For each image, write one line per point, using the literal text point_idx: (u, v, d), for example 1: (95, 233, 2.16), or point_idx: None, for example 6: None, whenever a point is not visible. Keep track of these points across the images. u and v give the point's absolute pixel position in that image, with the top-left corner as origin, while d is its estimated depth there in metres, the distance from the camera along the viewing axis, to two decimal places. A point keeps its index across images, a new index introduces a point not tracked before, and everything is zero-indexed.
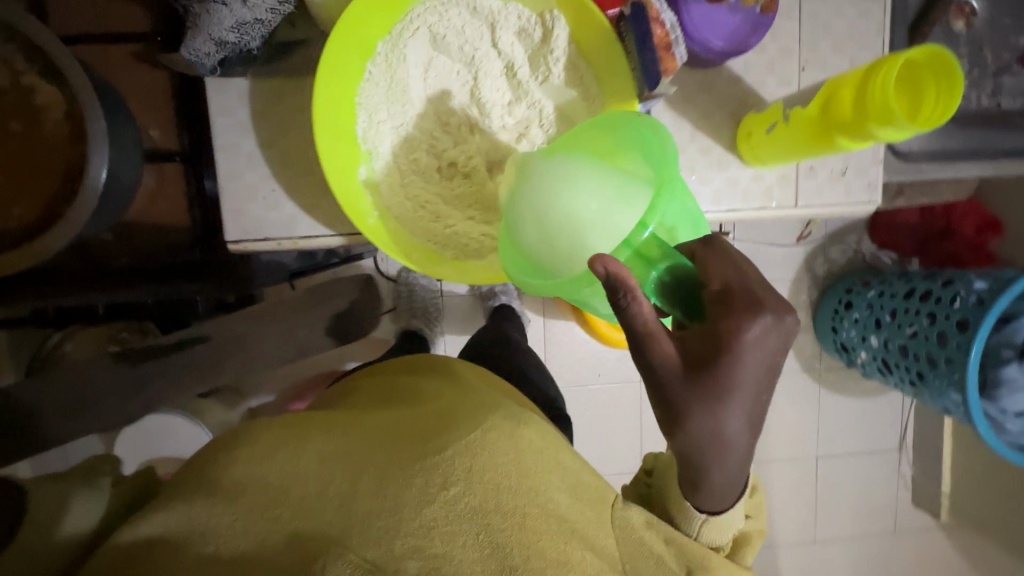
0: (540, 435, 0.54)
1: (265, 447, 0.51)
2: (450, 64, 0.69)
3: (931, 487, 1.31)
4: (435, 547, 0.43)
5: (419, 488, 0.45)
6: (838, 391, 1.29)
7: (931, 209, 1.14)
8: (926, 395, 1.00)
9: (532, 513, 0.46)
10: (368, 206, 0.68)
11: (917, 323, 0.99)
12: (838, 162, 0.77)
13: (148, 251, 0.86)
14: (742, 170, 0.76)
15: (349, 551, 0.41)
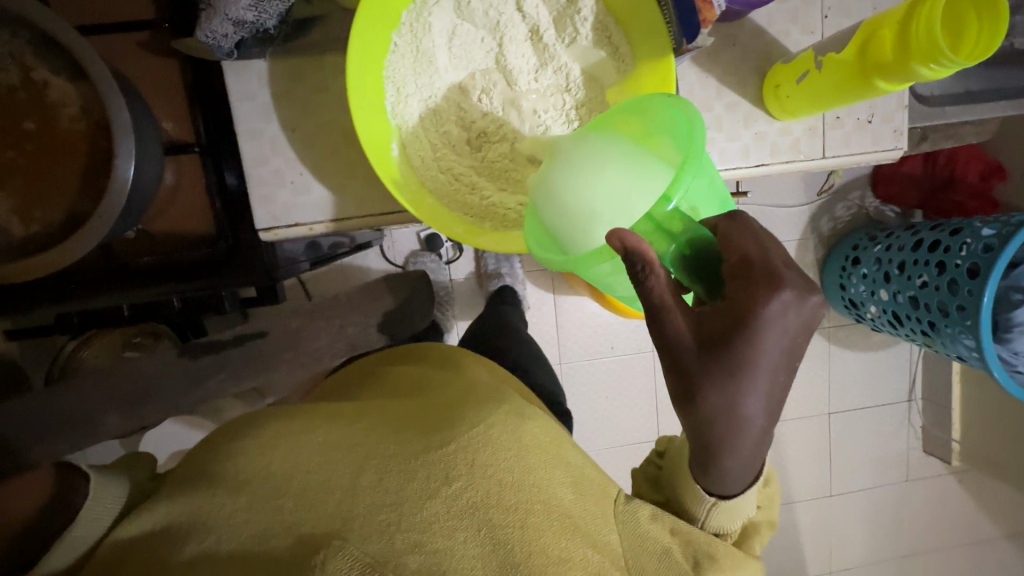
0: (545, 432, 0.55)
1: (266, 444, 0.52)
2: (474, 32, 0.60)
3: (943, 438, 1.31)
4: (436, 543, 0.43)
5: (422, 481, 0.46)
6: (848, 347, 1.28)
7: (934, 160, 1.11)
8: (937, 344, 0.99)
9: (533, 508, 0.47)
10: (404, 180, 0.59)
11: (925, 273, 0.98)
12: (865, 109, 0.65)
13: (172, 247, 0.68)
14: (770, 125, 0.65)
15: (349, 545, 0.41)
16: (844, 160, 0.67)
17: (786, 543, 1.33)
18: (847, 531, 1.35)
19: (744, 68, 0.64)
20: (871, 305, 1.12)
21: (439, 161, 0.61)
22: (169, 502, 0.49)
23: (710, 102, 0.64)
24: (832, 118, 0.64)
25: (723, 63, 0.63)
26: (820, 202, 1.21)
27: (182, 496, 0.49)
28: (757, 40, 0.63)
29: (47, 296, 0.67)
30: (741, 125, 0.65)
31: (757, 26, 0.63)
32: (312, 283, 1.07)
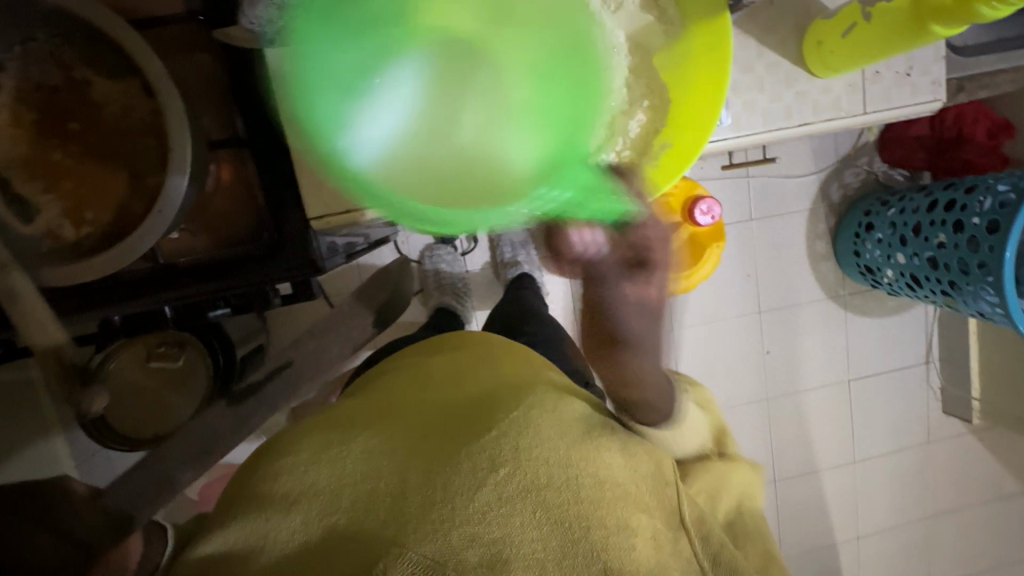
0: (575, 405, 0.54)
1: (312, 454, 0.52)
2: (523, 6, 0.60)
3: (962, 398, 1.32)
4: (493, 534, 0.44)
5: (468, 472, 0.47)
6: (864, 313, 1.28)
7: (942, 120, 1.09)
8: (958, 302, 0.99)
9: (589, 486, 0.47)
10: None
11: (943, 233, 0.98)
12: (903, 62, 0.63)
13: (217, 242, 0.65)
14: (811, 86, 0.63)
15: (406, 550, 0.43)
16: (880, 116, 0.65)
17: (814, 512, 1.33)
18: (873, 497, 1.36)
19: (781, 27, 0.62)
20: (888, 269, 1.11)
21: None
22: (231, 523, 0.49)
23: (751, 63, 0.62)
24: (872, 73, 0.63)
25: (751, 22, 0.62)
26: (830, 168, 1.20)
27: (238, 518, 0.49)
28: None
29: (83, 298, 0.62)
30: (782, 86, 0.63)
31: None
32: (328, 284, 1.06)
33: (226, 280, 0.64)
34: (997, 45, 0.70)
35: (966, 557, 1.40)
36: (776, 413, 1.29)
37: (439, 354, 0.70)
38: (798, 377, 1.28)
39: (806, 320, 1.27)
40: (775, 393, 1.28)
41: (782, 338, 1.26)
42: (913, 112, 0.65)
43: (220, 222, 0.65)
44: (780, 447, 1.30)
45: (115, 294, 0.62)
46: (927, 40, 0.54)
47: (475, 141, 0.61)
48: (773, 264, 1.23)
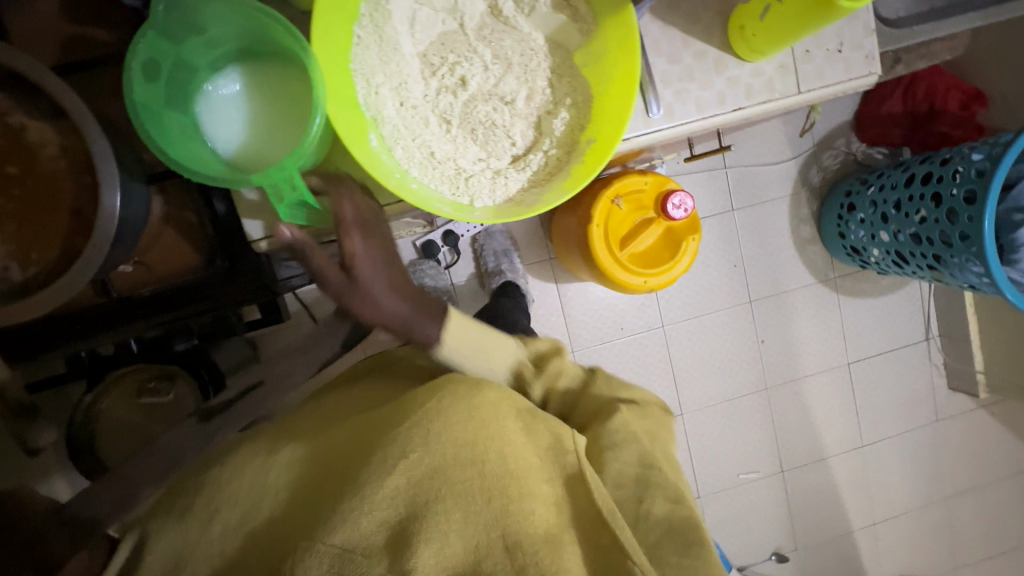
0: (464, 393, 0.58)
1: (238, 462, 0.58)
2: (436, 16, 0.59)
3: (966, 372, 1.29)
4: (404, 522, 0.50)
5: (379, 462, 0.52)
6: (857, 294, 1.27)
7: (913, 96, 1.09)
8: (946, 276, 0.98)
9: (488, 455, 0.53)
10: (389, 168, 0.55)
11: (923, 208, 0.97)
12: (830, 37, 0.64)
13: (176, 272, 0.66)
14: (740, 69, 0.64)
15: (318, 542, 0.48)
16: (817, 92, 0.66)
17: (826, 501, 1.31)
18: (885, 480, 1.33)
19: (705, 15, 0.63)
20: (874, 248, 1.11)
21: (417, 142, 0.59)
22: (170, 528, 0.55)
23: (679, 54, 0.63)
24: (802, 51, 0.64)
25: (677, 12, 0.62)
26: (807, 153, 1.20)
27: (167, 528, 0.55)
28: None
29: (55, 339, 0.65)
30: (711, 73, 0.64)
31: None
32: (315, 308, 1.08)
33: (186, 306, 0.67)
34: (928, 15, 0.70)
35: (992, 535, 1.37)
36: (776, 403, 1.28)
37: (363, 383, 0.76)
38: (794, 365, 1.27)
39: (797, 306, 1.26)
40: (774, 381, 1.27)
41: (775, 326, 1.25)
42: (852, 87, 0.66)
43: (172, 253, 0.65)
44: (784, 437, 1.29)
45: (87, 331, 0.66)
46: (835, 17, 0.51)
47: (282, 120, 0.56)
48: (759, 255, 1.22)
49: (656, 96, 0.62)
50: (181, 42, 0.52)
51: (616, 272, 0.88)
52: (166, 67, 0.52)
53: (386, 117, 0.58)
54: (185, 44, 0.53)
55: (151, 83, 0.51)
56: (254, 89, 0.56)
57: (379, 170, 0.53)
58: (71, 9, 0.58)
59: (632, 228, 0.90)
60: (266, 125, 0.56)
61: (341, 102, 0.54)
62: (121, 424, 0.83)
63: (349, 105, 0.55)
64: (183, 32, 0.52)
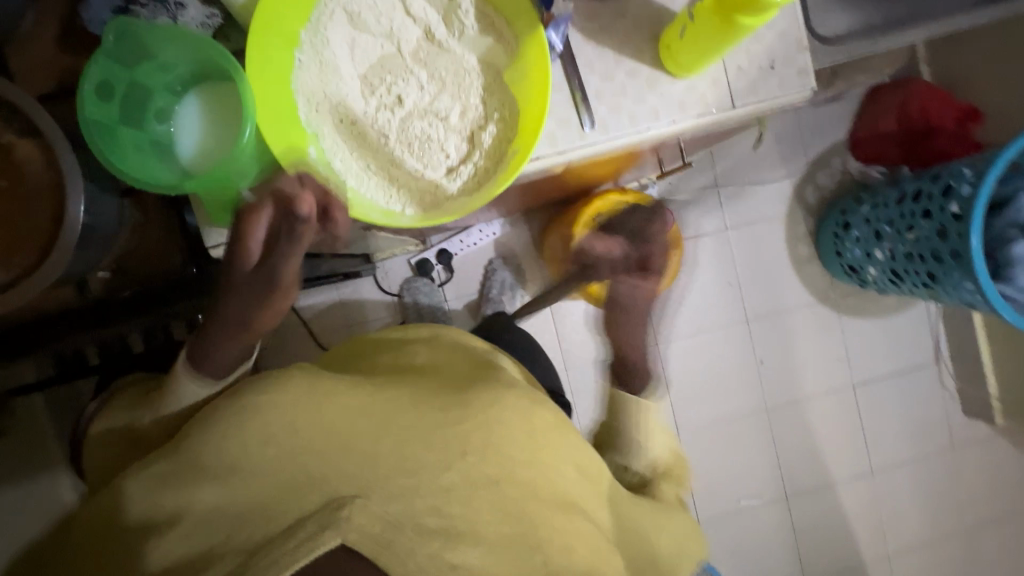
0: (518, 413, 0.58)
1: (305, 390, 0.54)
2: (372, 42, 0.61)
3: (981, 396, 1.24)
4: (454, 515, 0.47)
5: (439, 450, 0.51)
6: (859, 315, 1.24)
7: (907, 114, 1.08)
8: (941, 293, 0.97)
9: (540, 484, 0.55)
10: (325, 178, 0.58)
11: (916, 225, 0.96)
12: (763, 56, 0.66)
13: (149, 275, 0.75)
14: (673, 86, 0.66)
15: (366, 504, 0.45)
16: (752, 106, 0.68)
17: (835, 529, 1.26)
18: (898, 509, 1.28)
19: (636, 36, 0.65)
20: (870, 266, 1.10)
21: (353, 157, 0.62)
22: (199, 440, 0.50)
23: (611, 72, 0.65)
24: (733, 66, 0.65)
25: (617, 33, 0.65)
26: (801, 171, 1.20)
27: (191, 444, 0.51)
28: (643, 10, 0.65)
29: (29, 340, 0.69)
30: (645, 89, 0.65)
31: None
32: (314, 325, 1.12)
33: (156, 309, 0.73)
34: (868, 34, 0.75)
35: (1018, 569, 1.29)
36: (779, 424, 1.25)
37: (399, 349, 0.71)
38: (796, 386, 1.25)
39: (797, 326, 1.24)
40: (775, 403, 1.25)
41: (774, 345, 1.24)
42: (787, 101, 0.68)
43: (144, 257, 0.74)
44: (787, 460, 1.25)
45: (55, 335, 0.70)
46: (746, 31, 0.55)
47: (214, 122, 0.58)
48: (756, 274, 1.22)
49: (589, 113, 0.64)
50: (133, 67, 0.57)
51: (600, 290, 0.92)
52: (119, 88, 0.56)
53: (323, 133, 0.60)
54: (138, 69, 0.57)
55: (106, 102, 0.56)
56: (206, 105, 0.58)
57: (318, 178, 0.57)
58: (66, 43, 0.64)
59: (615, 244, 0.93)
60: (215, 134, 0.58)
61: (276, 120, 0.58)
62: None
63: (283, 120, 0.59)
64: (137, 57, 0.57)
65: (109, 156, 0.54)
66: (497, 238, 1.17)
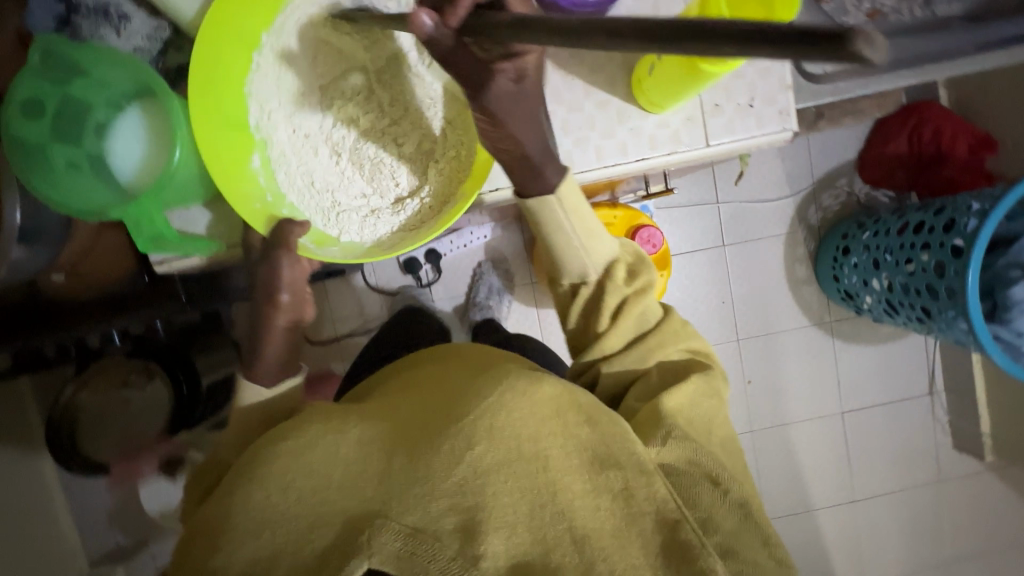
0: (557, 384, 0.54)
1: (313, 430, 0.56)
2: (338, 44, 0.63)
3: (972, 434, 1.25)
4: (532, 464, 0.50)
5: (446, 452, 0.50)
6: (852, 341, 1.26)
7: (918, 139, 1.11)
8: (934, 329, 0.99)
9: (548, 457, 0.50)
10: (262, 191, 0.63)
11: (914, 256, 0.98)
12: (745, 91, 0.62)
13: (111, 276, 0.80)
14: (646, 119, 0.62)
15: (390, 520, 0.48)
16: (731, 145, 0.63)
17: (814, 556, 1.26)
18: (876, 539, 1.28)
19: None
20: (866, 294, 1.12)
21: (299, 167, 0.65)
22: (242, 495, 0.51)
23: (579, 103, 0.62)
24: (711, 105, 0.61)
25: None
26: (806, 193, 1.22)
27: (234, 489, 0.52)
28: None
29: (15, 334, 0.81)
30: (614, 122, 0.62)
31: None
32: None
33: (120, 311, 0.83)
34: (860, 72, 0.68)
35: None
36: (763, 446, 1.26)
37: (425, 360, 0.72)
38: (782, 409, 1.26)
39: (788, 345, 1.25)
40: (760, 424, 1.26)
41: (763, 366, 1.25)
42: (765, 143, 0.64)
43: (102, 264, 0.77)
44: (770, 481, 1.26)
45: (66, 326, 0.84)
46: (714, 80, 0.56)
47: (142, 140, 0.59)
48: (748, 293, 1.24)
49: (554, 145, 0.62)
50: (65, 82, 0.58)
51: None
52: (50, 106, 0.57)
53: (272, 135, 0.64)
54: (72, 85, 0.58)
55: (36, 119, 0.57)
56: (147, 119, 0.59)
57: (239, 186, 0.61)
58: None
59: None
60: (149, 152, 0.59)
61: (228, 142, 0.61)
62: (99, 406, 0.96)
63: (230, 129, 0.61)
64: (69, 75, 0.58)
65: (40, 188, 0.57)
66: (489, 241, 1.16)
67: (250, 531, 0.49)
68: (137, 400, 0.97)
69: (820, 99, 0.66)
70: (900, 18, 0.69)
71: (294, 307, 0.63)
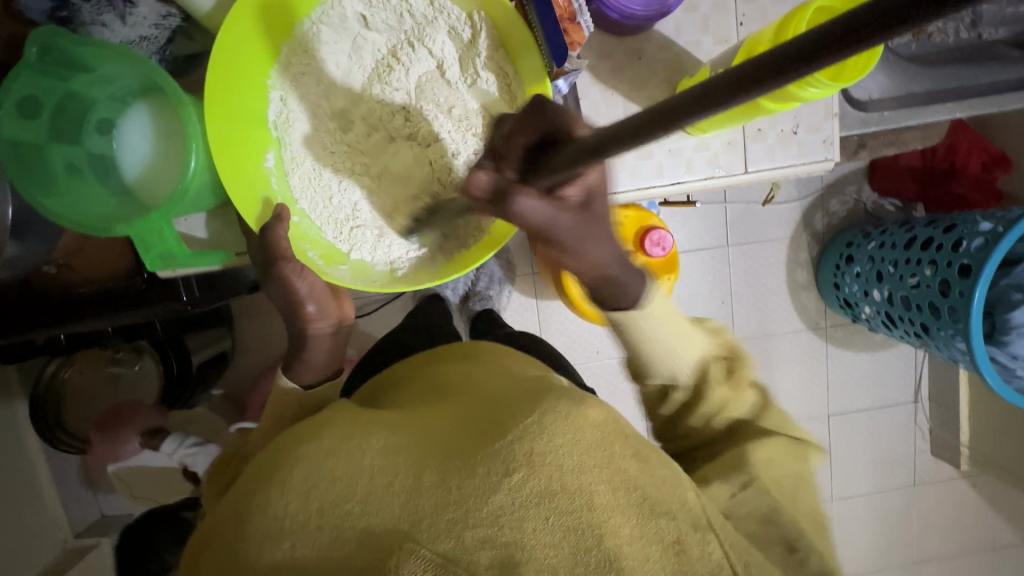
0: (602, 410, 0.55)
1: (340, 439, 0.57)
2: (371, 57, 0.72)
3: (951, 443, 1.29)
4: (576, 500, 0.48)
5: (483, 476, 0.49)
6: (846, 347, 1.27)
7: (933, 152, 1.11)
8: (930, 346, 1.00)
9: (596, 491, 0.49)
10: (270, 191, 0.70)
11: (918, 273, 0.98)
12: (788, 120, 0.70)
13: (101, 276, 0.76)
14: (684, 141, 0.70)
15: (422, 547, 0.45)
16: (767, 171, 0.72)
17: None
18: (852, 538, 1.33)
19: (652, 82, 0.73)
20: (866, 305, 1.13)
21: (314, 172, 0.72)
22: (271, 500, 0.52)
23: None
24: (754, 131, 0.69)
25: (630, 81, 0.73)
26: (814, 198, 1.21)
27: (263, 505, 0.52)
28: (662, 53, 0.72)
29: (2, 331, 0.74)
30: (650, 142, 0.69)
31: (663, 38, 0.72)
32: None
33: (108, 305, 0.75)
34: (903, 101, 0.74)
35: None
36: None
37: (451, 365, 0.72)
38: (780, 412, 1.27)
39: (786, 352, 1.26)
40: None
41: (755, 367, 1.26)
42: (806, 169, 0.72)
43: (95, 261, 0.75)
44: None
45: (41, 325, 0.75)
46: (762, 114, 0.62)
47: (144, 140, 0.64)
48: (748, 293, 1.23)
49: None
50: (69, 79, 0.61)
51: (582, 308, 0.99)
52: (50, 101, 0.60)
53: (290, 148, 0.71)
54: (74, 80, 0.61)
55: (33, 119, 0.60)
56: (149, 119, 0.64)
57: (247, 179, 0.68)
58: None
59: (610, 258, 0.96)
60: (154, 152, 0.64)
61: (247, 151, 0.68)
62: (86, 386, 1.01)
63: (251, 124, 0.68)
64: (73, 72, 0.61)
65: (39, 198, 0.60)
66: None
67: (269, 541, 0.48)
68: (127, 376, 1.02)
69: (867, 127, 0.73)
70: (944, 37, 0.76)
71: (325, 316, 0.72)
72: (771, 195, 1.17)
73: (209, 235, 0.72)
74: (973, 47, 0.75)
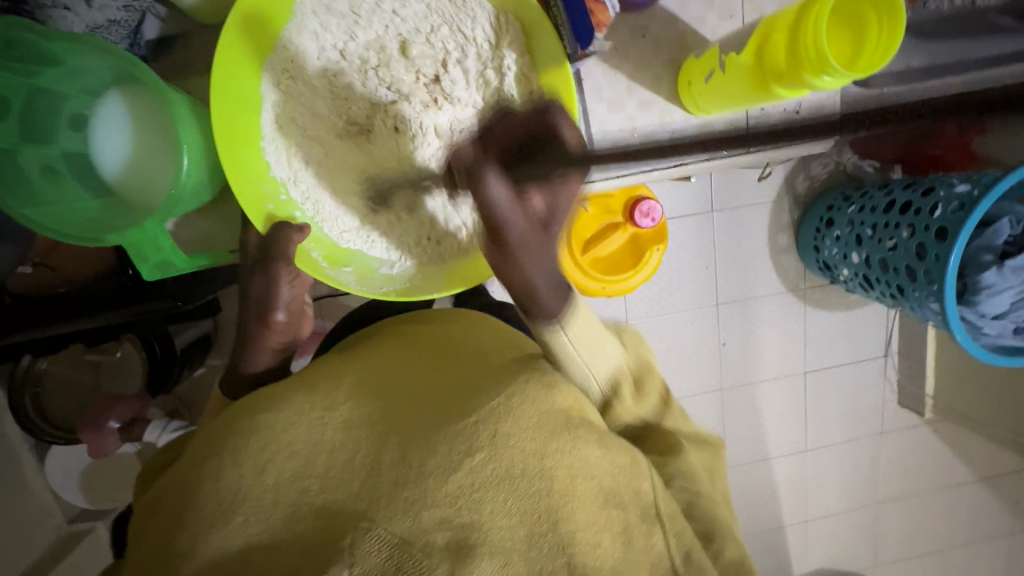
0: (569, 396, 0.57)
1: (296, 412, 0.56)
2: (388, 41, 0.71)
3: (915, 392, 1.36)
4: (537, 485, 0.50)
5: (444, 454, 0.50)
6: (823, 307, 1.31)
7: None
8: (905, 306, 1.04)
9: (555, 473, 0.51)
10: (275, 189, 0.69)
11: (897, 236, 1.00)
12: None
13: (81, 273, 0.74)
14: (689, 122, 0.72)
15: (378, 527, 0.47)
16: (775, 150, 0.75)
17: (766, 498, 1.39)
18: (820, 483, 1.41)
19: (656, 61, 0.71)
20: (844, 267, 1.15)
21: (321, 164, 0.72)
22: (224, 475, 0.51)
23: (622, 99, 0.72)
24: None
25: (634, 58, 0.71)
26: (796, 162, 1.20)
27: (216, 474, 0.52)
28: (667, 30, 0.71)
29: None
30: (656, 123, 0.72)
31: (668, 15, 0.70)
32: None
33: (87, 307, 0.72)
34: (902, 75, 0.75)
35: (911, 538, 1.47)
36: (725, 403, 1.34)
37: (432, 331, 0.73)
38: (752, 368, 1.32)
39: (761, 313, 1.30)
40: (729, 382, 1.33)
41: (738, 330, 1.30)
42: None
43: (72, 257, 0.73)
44: (731, 434, 1.35)
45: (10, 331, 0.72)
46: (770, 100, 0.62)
47: (125, 137, 0.61)
48: (733, 261, 1.25)
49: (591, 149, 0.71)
50: (36, 74, 0.58)
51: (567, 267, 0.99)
52: (19, 101, 0.57)
53: (288, 139, 0.70)
54: (42, 76, 0.58)
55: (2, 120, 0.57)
56: (129, 112, 0.61)
57: (251, 177, 0.67)
58: None
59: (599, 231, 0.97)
60: (138, 151, 0.61)
61: (246, 143, 0.66)
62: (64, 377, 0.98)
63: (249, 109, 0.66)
64: (40, 66, 0.58)
65: (19, 208, 0.58)
66: None
67: (220, 513, 0.49)
68: (108, 364, 0.99)
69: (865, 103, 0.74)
70: None
71: (289, 329, 0.72)
72: (765, 172, 1.17)
73: (195, 233, 0.72)
74: (965, 12, 0.77)
